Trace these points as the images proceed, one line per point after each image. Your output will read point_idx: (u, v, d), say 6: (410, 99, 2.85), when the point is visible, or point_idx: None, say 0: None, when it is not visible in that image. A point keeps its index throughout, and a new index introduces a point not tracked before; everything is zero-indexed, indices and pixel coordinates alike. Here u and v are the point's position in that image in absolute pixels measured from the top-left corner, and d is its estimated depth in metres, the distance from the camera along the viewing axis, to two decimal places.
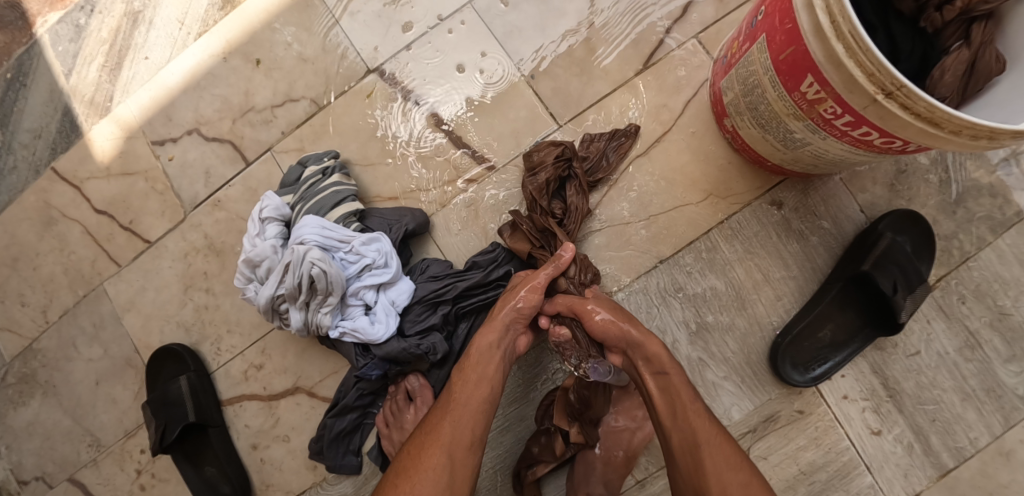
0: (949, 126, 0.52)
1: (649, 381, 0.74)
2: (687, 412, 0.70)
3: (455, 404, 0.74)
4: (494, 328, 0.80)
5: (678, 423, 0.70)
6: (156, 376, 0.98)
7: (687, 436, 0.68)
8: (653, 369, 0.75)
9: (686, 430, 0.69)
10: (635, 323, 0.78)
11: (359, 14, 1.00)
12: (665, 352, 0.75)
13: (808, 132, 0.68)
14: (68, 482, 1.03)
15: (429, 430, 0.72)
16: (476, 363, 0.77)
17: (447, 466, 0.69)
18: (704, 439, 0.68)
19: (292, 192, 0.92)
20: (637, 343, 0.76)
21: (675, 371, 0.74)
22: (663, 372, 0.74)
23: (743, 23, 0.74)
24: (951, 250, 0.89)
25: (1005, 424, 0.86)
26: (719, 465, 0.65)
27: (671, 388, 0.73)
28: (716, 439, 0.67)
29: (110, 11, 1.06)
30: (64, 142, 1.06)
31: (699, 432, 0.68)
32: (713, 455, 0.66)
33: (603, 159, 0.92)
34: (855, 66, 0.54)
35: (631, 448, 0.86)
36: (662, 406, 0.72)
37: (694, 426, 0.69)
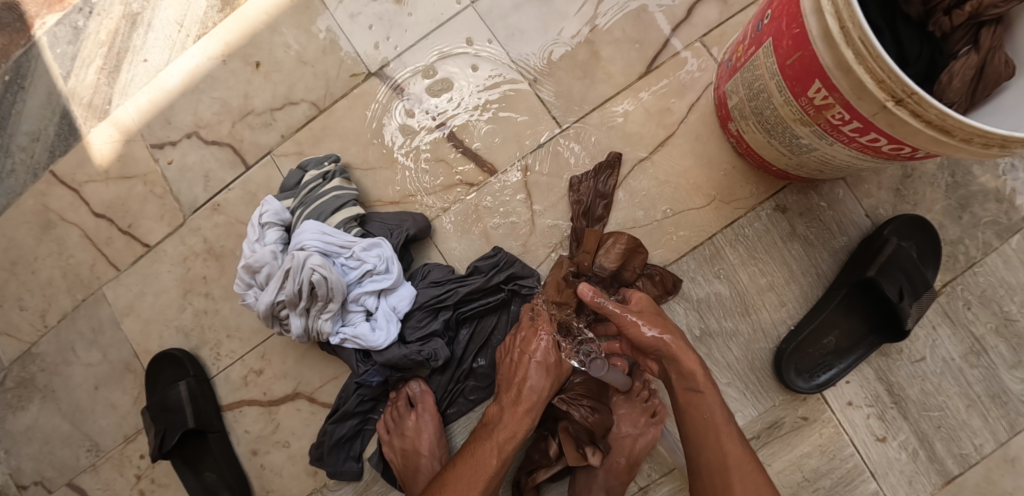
0: (960, 133, 0.51)
1: (682, 395, 0.76)
2: (719, 433, 0.73)
3: (476, 484, 0.75)
4: (518, 413, 0.79)
5: (711, 443, 0.73)
6: (155, 381, 0.98)
7: (717, 456, 0.72)
8: (688, 385, 0.76)
9: (717, 453, 0.72)
10: (674, 333, 0.77)
11: (360, 16, 0.99)
12: (702, 369, 0.76)
13: (814, 137, 0.67)
14: (67, 487, 1.02)
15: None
16: (495, 445, 0.78)
17: None
18: (733, 463, 0.71)
19: (292, 196, 0.91)
20: (677, 357, 0.76)
21: (711, 391, 0.75)
22: (697, 389, 0.75)
23: (749, 26, 0.73)
24: (957, 256, 0.88)
25: (1010, 431, 0.86)
26: (747, 487, 0.69)
27: (702, 407, 0.74)
28: (747, 464, 0.71)
29: (108, 14, 1.05)
30: (63, 145, 1.05)
31: (731, 457, 0.71)
32: (743, 479, 0.70)
33: (597, 200, 0.90)
34: (864, 73, 0.53)
35: (631, 453, 0.85)
36: (695, 422, 0.74)
37: (726, 451, 0.71)
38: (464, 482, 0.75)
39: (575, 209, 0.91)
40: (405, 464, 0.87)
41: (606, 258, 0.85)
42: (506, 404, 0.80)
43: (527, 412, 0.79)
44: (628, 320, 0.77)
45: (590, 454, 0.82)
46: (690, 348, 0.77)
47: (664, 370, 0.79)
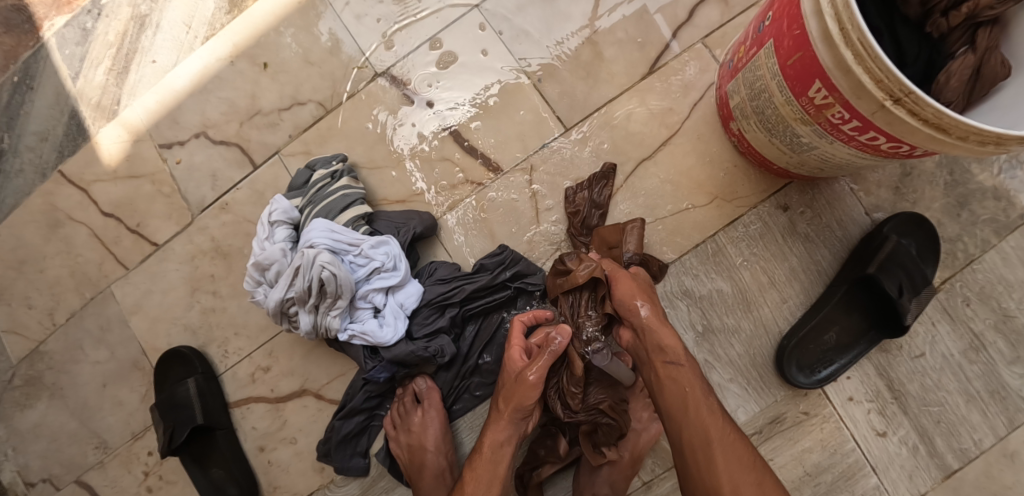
0: (956, 131, 0.52)
1: (660, 370, 0.74)
2: (699, 406, 0.69)
3: None
4: (498, 423, 0.80)
5: (691, 419, 0.69)
6: (163, 379, 0.99)
7: (698, 430, 0.68)
8: (665, 358, 0.74)
9: (698, 426, 0.68)
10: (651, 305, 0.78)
11: (366, 18, 1.00)
12: (680, 343, 0.75)
13: (815, 136, 0.68)
14: (74, 484, 1.03)
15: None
16: (487, 463, 0.78)
17: None
18: (715, 437, 0.67)
19: (300, 195, 0.92)
20: (654, 330, 0.76)
21: (689, 365, 0.73)
22: (675, 363, 0.73)
23: (750, 27, 0.75)
24: (955, 253, 0.89)
25: (1009, 426, 0.87)
26: (730, 460, 0.66)
27: (680, 380, 0.72)
28: (729, 436, 0.67)
29: (117, 15, 1.06)
30: (71, 145, 1.06)
31: (711, 431, 0.67)
32: (726, 453, 0.66)
33: (592, 211, 0.92)
34: (863, 72, 0.54)
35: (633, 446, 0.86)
36: (674, 397, 0.71)
37: (706, 423, 0.68)
38: None
39: (570, 219, 0.92)
40: (411, 459, 0.88)
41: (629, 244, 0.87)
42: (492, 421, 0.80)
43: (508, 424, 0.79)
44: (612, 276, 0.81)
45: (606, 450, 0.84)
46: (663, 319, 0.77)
47: (639, 346, 0.78)
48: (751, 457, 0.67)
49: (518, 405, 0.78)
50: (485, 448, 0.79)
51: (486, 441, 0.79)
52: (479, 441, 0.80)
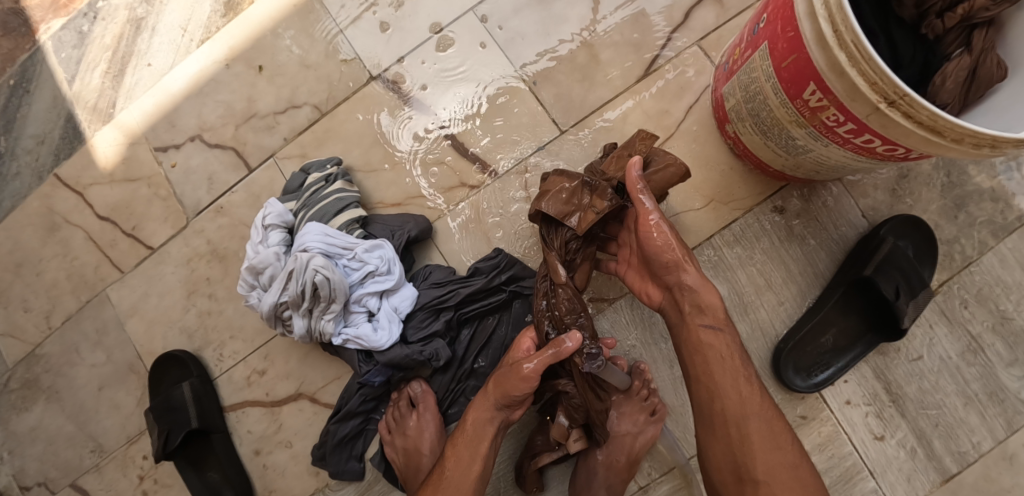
0: (951, 134, 0.52)
1: (696, 333, 0.73)
2: (738, 379, 0.71)
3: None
4: (481, 402, 0.78)
5: (729, 390, 0.70)
6: (159, 382, 0.99)
7: (736, 404, 0.70)
8: (703, 321, 0.73)
9: (735, 399, 0.70)
10: (692, 265, 0.75)
11: (362, 21, 1.00)
12: (719, 303, 0.73)
13: (810, 139, 0.68)
14: (70, 488, 1.03)
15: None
16: (468, 441, 0.77)
17: None
18: (751, 409, 0.69)
19: (295, 199, 0.92)
20: (693, 289, 0.73)
21: (727, 329, 0.73)
22: (715, 327, 0.73)
23: (745, 30, 0.74)
24: (953, 255, 0.89)
25: (1007, 429, 0.86)
26: (765, 438, 0.68)
27: (718, 348, 0.72)
28: (766, 414, 0.70)
29: (113, 18, 1.06)
30: (68, 149, 1.06)
31: (750, 409, 0.69)
32: (762, 427, 0.69)
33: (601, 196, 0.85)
34: (857, 75, 0.54)
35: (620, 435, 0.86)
36: (709, 363, 0.72)
37: (745, 399, 0.69)
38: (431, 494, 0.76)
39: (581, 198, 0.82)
40: (406, 463, 0.88)
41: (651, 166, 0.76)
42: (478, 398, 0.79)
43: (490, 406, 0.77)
44: (651, 223, 0.73)
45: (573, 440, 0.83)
46: (699, 275, 0.74)
47: (675, 305, 0.76)
48: (789, 441, 0.69)
49: (503, 390, 0.75)
50: (468, 426, 0.78)
51: (469, 419, 0.78)
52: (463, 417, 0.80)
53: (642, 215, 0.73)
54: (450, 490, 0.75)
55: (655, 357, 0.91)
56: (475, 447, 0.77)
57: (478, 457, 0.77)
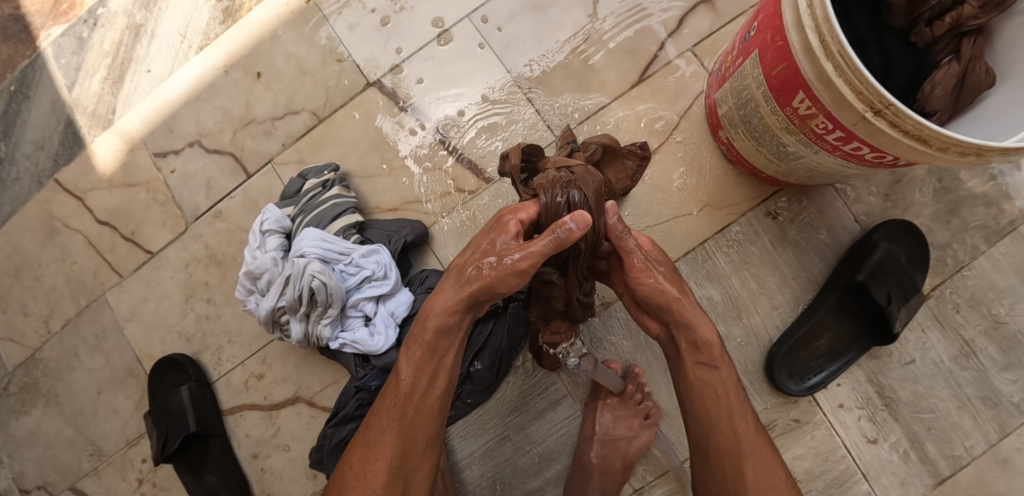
0: (936, 143, 0.52)
1: (690, 370, 0.71)
2: (734, 415, 0.69)
3: (403, 412, 0.68)
4: (450, 300, 0.68)
5: (724, 427, 0.69)
6: (158, 386, 0.99)
7: (731, 441, 0.68)
8: (699, 358, 0.71)
9: (730, 435, 0.68)
10: (688, 298, 0.71)
11: (359, 27, 1.01)
12: (716, 339, 0.70)
13: (801, 146, 0.69)
14: (69, 491, 1.03)
15: (399, 446, 0.68)
16: (429, 350, 0.68)
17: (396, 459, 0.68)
18: (747, 447, 0.68)
19: (292, 204, 0.93)
20: (690, 326, 0.70)
21: (724, 367, 0.70)
22: (711, 365, 0.70)
23: (737, 37, 0.75)
24: (945, 260, 0.89)
25: (1000, 432, 0.87)
26: (759, 475, 0.67)
27: (715, 384, 0.70)
28: (761, 452, 0.68)
29: (112, 25, 1.07)
30: (67, 154, 1.07)
31: (744, 442, 0.68)
32: (757, 466, 0.67)
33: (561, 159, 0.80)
34: (844, 85, 0.55)
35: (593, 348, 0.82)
36: (703, 398, 0.70)
37: (740, 436, 0.68)
38: (386, 416, 0.69)
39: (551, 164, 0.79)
40: None
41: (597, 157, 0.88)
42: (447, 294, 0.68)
43: (471, 301, 0.67)
44: (639, 267, 0.70)
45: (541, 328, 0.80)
46: (697, 307, 0.71)
47: (673, 340, 0.74)
48: (782, 477, 0.69)
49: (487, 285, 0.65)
50: (434, 332, 0.68)
51: (431, 324, 0.68)
52: (420, 322, 0.69)
53: (628, 260, 0.70)
54: (410, 407, 0.68)
55: (649, 361, 0.91)
56: (439, 358, 0.69)
57: (441, 371, 0.69)
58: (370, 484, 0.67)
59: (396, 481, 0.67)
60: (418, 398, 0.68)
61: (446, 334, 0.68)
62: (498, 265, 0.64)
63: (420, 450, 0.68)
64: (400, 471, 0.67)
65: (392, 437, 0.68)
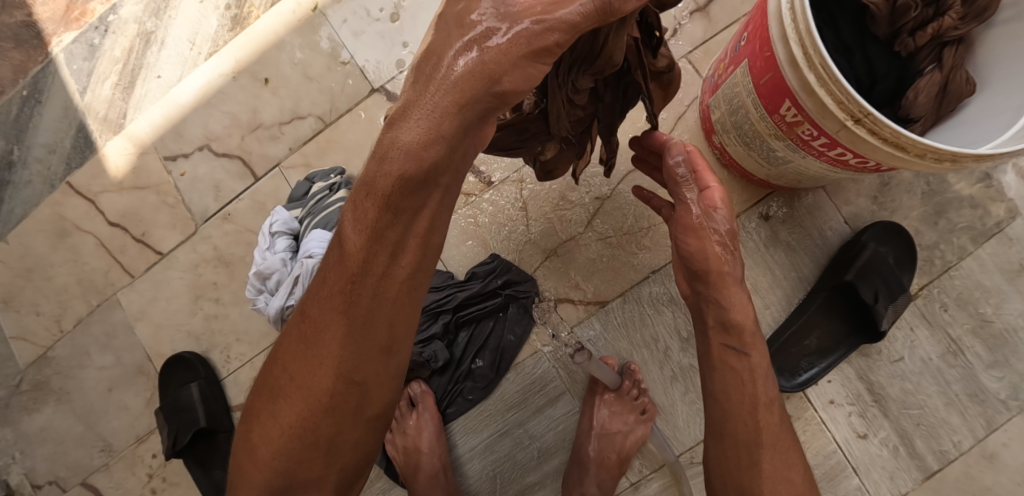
0: (914, 150, 0.55)
1: (718, 349, 0.70)
2: (758, 403, 0.67)
3: (351, 297, 0.48)
4: (430, 107, 0.41)
5: (744, 416, 0.67)
6: (167, 383, 1.02)
7: (751, 430, 0.66)
8: (728, 342, 0.69)
9: (750, 426, 0.66)
10: (735, 278, 0.70)
11: (363, 35, 1.04)
12: (750, 320, 0.69)
13: (789, 151, 0.71)
14: (81, 486, 1.06)
15: (349, 346, 0.50)
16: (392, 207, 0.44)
17: (341, 359, 0.50)
18: (767, 438, 0.66)
19: (300, 206, 0.96)
20: (723, 305, 0.69)
21: (756, 355, 0.68)
22: (743, 351, 0.68)
23: (728, 46, 0.78)
24: (933, 260, 0.92)
25: (987, 428, 0.89)
26: (778, 466, 0.66)
27: (742, 369, 0.68)
28: (782, 442, 0.67)
29: (123, 32, 1.10)
30: (79, 158, 1.10)
31: (765, 431, 0.66)
32: (774, 459, 0.66)
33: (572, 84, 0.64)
34: (826, 94, 0.57)
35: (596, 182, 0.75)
36: (727, 386, 0.69)
37: (761, 428, 0.66)
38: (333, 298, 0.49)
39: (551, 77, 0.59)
40: (406, 461, 0.92)
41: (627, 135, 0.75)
42: (417, 108, 0.42)
43: (463, 112, 0.41)
44: (695, 224, 0.71)
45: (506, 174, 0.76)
46: (740, 292, 0.69)
47: (700, 313, 0.73)
48: (799, 471, 0.67)
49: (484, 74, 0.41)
50: (398, 180, 0.43)
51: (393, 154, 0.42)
52: (381, 152, 0.43)
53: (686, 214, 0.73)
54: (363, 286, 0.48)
55: (645, 358, 0.94)
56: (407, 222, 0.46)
57: (412, 237, 0.47)
58: (309, 393, 0.51)
59: (350, 386, 0.51)
60: (378, 279, 0.48)
61: (416, 184, 0.43)
62: (508, 44, 0.41)
63: (382, 351, 0.51)
64: (354, 377, 0.51)
65: (337, 336, 0.50)
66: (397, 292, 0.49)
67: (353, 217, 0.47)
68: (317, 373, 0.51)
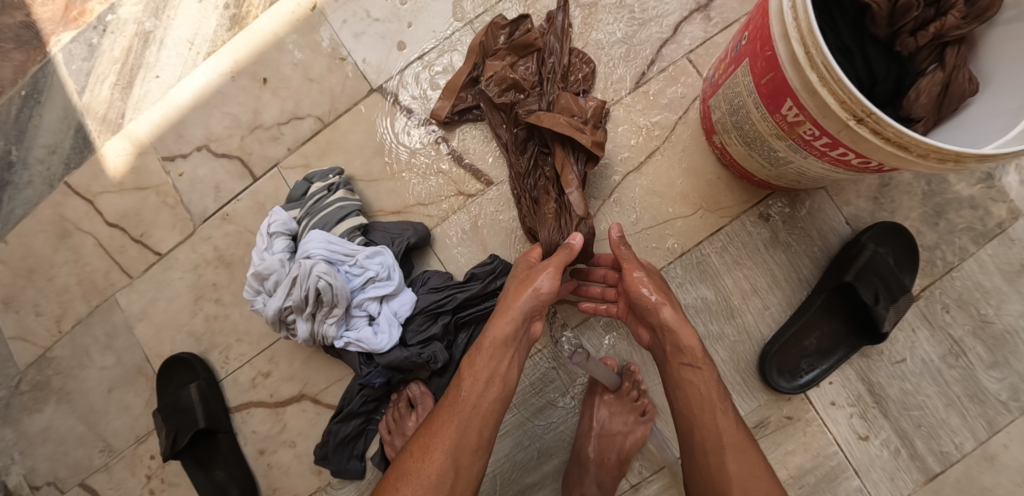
0: (916, 149, 0.55)
1: (677, 369, 0.75)
2: (714, 410, 0.72)
3: (457, 413, 0.72)
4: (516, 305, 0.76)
5: (706, 422, 0.71)
6: (167, 384, 1.02)
7: (713, 435, 0.70)
8: (683, 359, 0.75)
9: (712, 432, 0.71)
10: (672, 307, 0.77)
11: (363, 36, 1.04)
12: (698, 343, 0.75)
13: (790, 151, 0.71)
14: (80, 486, 1.06)
15: (453, 443, 0.70)
16: (488, 358, 0.74)
17: (444, 456, 0.69)
18: (728, 442, 0.70)
19: (299, 207, 0.95)
20: (670, 327, 0.76)
21: (707, 368, 0.74)
22: (694, 365, 0.74)
23: (729, 46, 0.78)
24: (934, 260, 0.92)
25: (988, 430, 0.89)
26: (742, 467, 0.69)
27: (697, 383, 0.73)
28: (743, 443, 0.70)
29: (122, 32, 1.10)
30: (78, 158, 1.10)
31: (726, 435, 0.70)
32: (738, 459, 0.69)
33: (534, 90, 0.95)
34: (828, 94, 0.57)
35: (563, 23, 0.97)
36: (689, 398, 0.73)
37: (722, 433, 0.70)
38: (444, 414, 0.72)
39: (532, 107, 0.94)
40: None
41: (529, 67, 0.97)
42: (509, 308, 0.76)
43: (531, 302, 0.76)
44: (636, 277, 0.78)
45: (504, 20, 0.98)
46: (678, 316, 0.76)
47: (659, 342, 0.78)
48: (765, 468, 0.70)
49: (533, 296, 0.76)
50: (497, 341, 0.75)
51: (489, 336, 0.75)
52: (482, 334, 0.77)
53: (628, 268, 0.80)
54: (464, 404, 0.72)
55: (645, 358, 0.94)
56: (495, 366, 0.74)
57: (496, 377, 0.74)
58: (421, 478, 0.68)
59: (449, 472, 0.68)
60: (474, 404, 0.72)
61: (504, 344, 0.75)
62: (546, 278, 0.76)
63: (473, 447, 0.71)
64: (454, 466, 0.69)
65: (446, 438, 0.70)
66: (488, 415, 0.73)
67: (466, 367, 0.75)
68: (426, 468, 0.68)
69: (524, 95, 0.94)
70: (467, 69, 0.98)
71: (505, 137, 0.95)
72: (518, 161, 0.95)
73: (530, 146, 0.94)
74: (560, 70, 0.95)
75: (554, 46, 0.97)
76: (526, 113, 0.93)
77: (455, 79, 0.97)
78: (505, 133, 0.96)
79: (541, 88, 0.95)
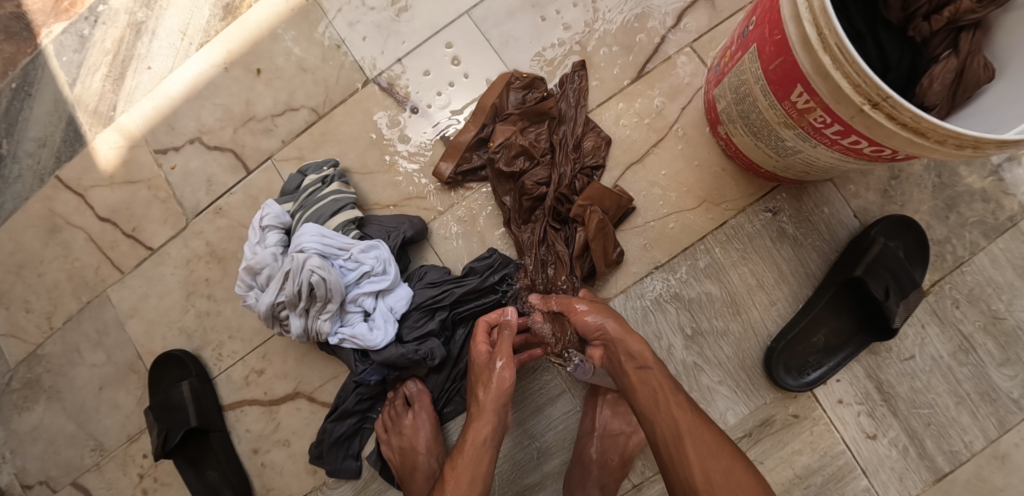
0: (934, 135, 0.53)
1: (631, 375, 0.74)
2: (669, 404, 0.70)
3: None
4: (491, 403, 0.78)
5: (661, 414, 0.70)
6: (159, 381, 1.00)
7: (671, 427, 0.68)
8: (634, 364, 0.75)
9: (669, 423, 0.68)
10: (607, 316, 0.80)
11: (359, 24, 1.01)
12: (646, 349, 0.76)
13: (799, 140, 0.69)
14: (71, 486, 1.04)
15: None
16: (470, 460, 0.76)
17: None
18: (686, 429, 0.67)
19: (292, 200, 0.93)
20: (615, 339, 0.77)
21: (657, 367, 0.75)
22: (645, 366, 0.74)
23: (734, 33, 0.76)
24: (944, 255, 0.89)
25: (1000, 428, 0.87)
26: (700, 449, 0.66)
27: (651, 382, 0.73)
28: (698, 427, 0.68)
29: (114, 22, 1.07)
30: (69, 151, 1.08)
31: (682, 421, 0.68)
32: (697, 443, 0.66)
33: (544, 156, 0.93)
34: (841, 77, 0.55)
35: (579, 87, 0.95)
36: (645, 400, 0.72)
37: (678, 419, 0.68)
38: None
39: (543, 180, 0.91)
40: (402, 462, 0.89)
41: (537, 132, 0.94)
42: (485, 408, 0.78)
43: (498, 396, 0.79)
44: (578, 309, 0.81)
45: (516, 79, 0.95)
46: (612, 321, 0.79)
47: (607, 352, 0.78)
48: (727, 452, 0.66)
49: (499, 394, 0.79)
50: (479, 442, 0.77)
51: (468, 439, 0.77)
52: (463, 435, 0.78)
53: (570, 308, 0.81)
54: None
55: None
56: (477, 466, 0.75)
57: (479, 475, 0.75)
58: None
59: None
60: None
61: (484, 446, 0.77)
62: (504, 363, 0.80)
63: None
64: None
65: None
66: None
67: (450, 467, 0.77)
68: None
69: (533, 164, 0.92)
70: (474, 128, 0.94)
71: (510, 204, 0.92)
72: (520, 232, 0.92)
73: (535, 218, 0.92)
74: (572, 140, 0.93)
75: (568, 114, 0.94)
76: (535, 186, 0.91)
77: (460, 138, 0.94)
78: (511, 201, 0.93)
79: (551, 156, 0.93)
